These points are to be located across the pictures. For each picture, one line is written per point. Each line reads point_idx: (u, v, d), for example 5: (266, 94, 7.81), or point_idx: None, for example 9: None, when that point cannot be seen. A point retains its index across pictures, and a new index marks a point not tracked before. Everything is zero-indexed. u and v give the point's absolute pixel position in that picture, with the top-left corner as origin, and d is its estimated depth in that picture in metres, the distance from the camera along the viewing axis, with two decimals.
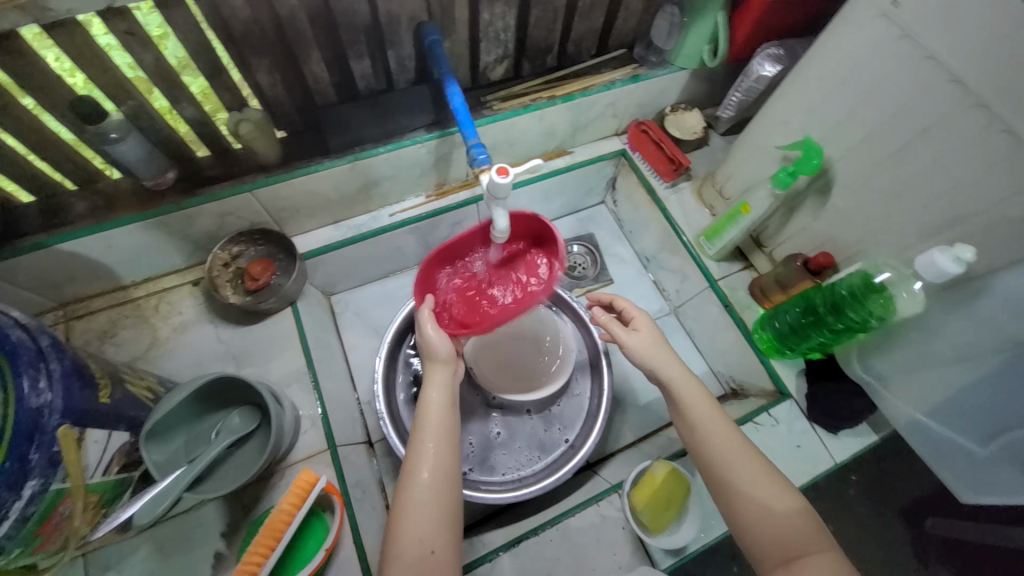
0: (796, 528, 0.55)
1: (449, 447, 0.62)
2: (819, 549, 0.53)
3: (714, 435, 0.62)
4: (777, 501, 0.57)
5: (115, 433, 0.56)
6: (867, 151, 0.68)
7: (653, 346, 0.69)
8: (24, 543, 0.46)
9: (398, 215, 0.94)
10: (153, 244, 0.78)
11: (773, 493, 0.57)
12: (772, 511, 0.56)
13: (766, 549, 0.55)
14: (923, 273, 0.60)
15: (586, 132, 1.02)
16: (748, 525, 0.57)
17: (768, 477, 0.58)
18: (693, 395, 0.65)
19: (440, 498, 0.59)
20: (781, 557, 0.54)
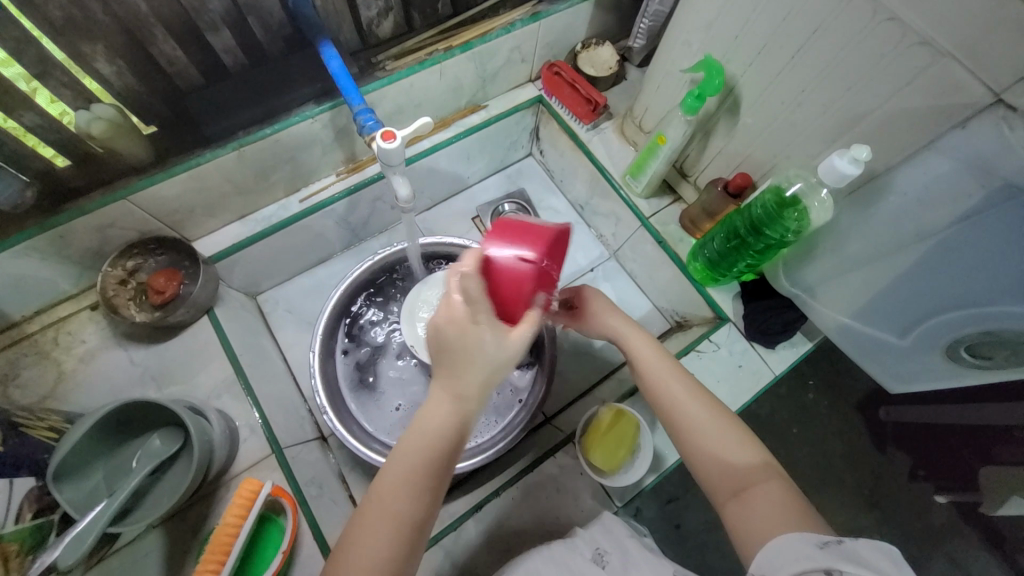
0: (748, 463, 0.54)
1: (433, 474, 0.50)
2: (767, 478, 0.53)
3: (676, 390, 0.61)
4: (734, 445, 0.56)
5: (17, 479, 0.53)
6: (767, 61, 0.66)
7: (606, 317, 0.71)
8: None
9: (308, 200, 0.89)
10: (30, 273, 0.70)
11: (730, 435, 0.57)
12: (727, 452, 0.55)
13: (718, 487, 0.54)
14: (825, 179, 0.60)
15: (497, 82, 0.97)
16: (703, 465, 0.56)
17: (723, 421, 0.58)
18: (651, 355, 0.65)
19: (408, 523, 0.48)
20: (731, 490, 0.53)
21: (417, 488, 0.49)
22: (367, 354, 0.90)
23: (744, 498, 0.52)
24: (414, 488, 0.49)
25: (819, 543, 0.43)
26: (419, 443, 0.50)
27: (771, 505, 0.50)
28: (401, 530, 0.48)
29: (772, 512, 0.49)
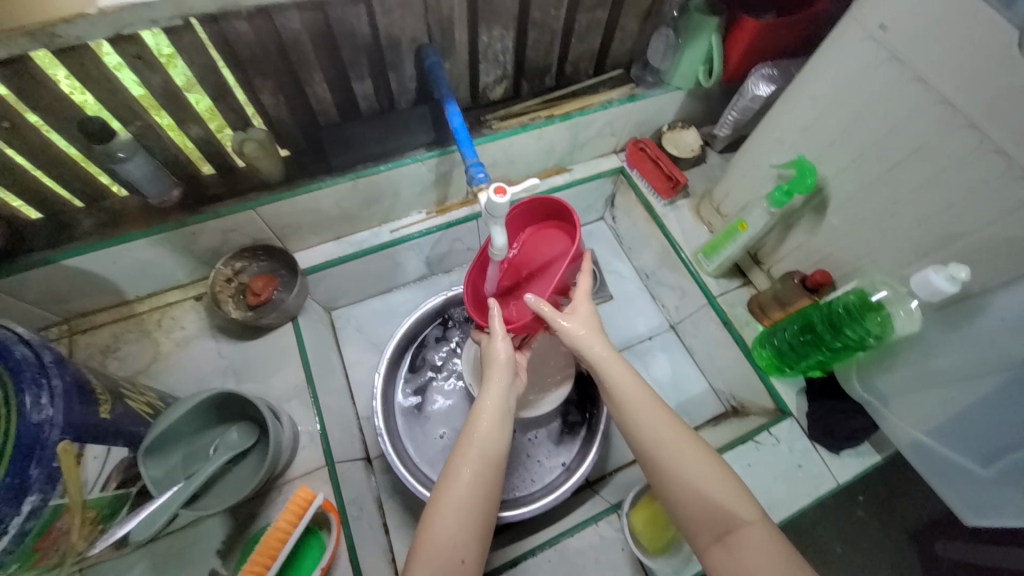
0: (730, 503, 0.54)
1: (490, 460, 0.59)
2: (750, 521, 0.53)
3: (656, 420, 0.60)
4: (712, 480, 0.56)
5: (114, 448, 0.55)
6: (861, 170, 0.69)
7: (588, 330, 0.66)
8: (22, 559, 0.45)
9: (398, 232, 0.96)
10: (157, 261, 0.79)
11: (712, 474, 0.56)
12: (711, 492, 0.55)
13: (701, 530, 0.55)
14: (917, 291, 0.60)
15: (585, 149, 1.04)
16: (680, 503, 0.56)
17: (702, 458, 0.57)
18: (627, 387, 0.62)
19: (475, 506, 0.56)
20: (714, 534, 0.54)
21: (481, 476, 0.58)
22: (426, 379, 0.93)
23: (727, 542, 0.53)
24: (476, 481, 0.57)
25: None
26: (477, 444, 0.59)
27: (759, 552, 0.51)
28: (472, 514, 0.56)
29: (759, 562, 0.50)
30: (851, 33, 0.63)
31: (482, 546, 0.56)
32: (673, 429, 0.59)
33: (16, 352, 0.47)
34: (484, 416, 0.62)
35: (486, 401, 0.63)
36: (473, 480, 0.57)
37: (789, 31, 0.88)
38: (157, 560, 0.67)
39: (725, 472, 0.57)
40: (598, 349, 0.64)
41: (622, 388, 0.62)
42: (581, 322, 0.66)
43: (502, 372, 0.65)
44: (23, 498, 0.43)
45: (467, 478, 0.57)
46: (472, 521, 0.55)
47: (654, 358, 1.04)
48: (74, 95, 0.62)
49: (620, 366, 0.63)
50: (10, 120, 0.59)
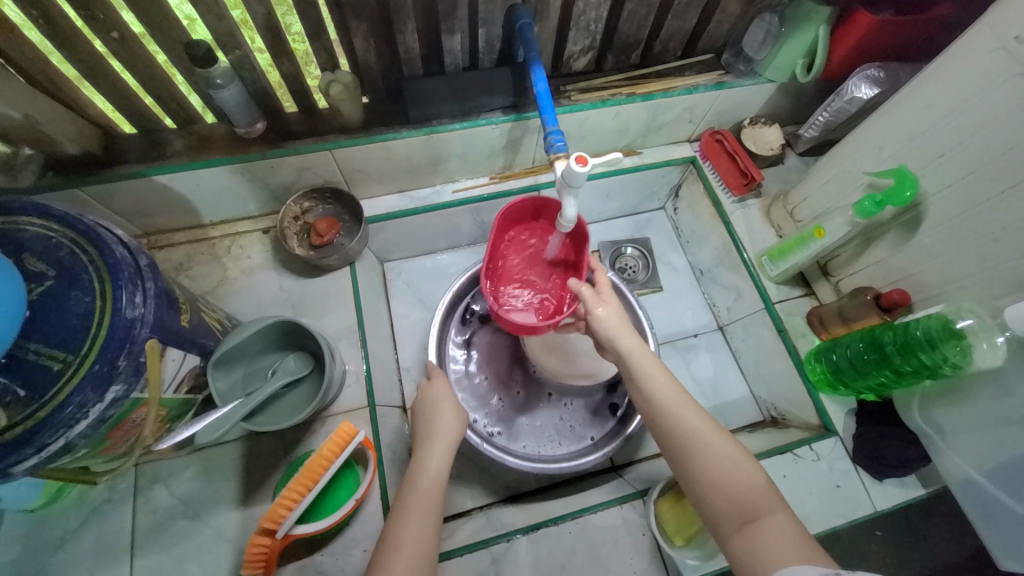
0: (754, 490, 0.54)
1: (431, 522, 0.58)
2: (774, 510, 0.52)
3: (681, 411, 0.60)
4: (733, 465, 0.56)
5: (189, 355, 0.59)
6: (970, 188, 0.64)
7: (618, 321, 0.68)
8: (97, 442, 0.50)
9: (459, 193, 0.96)
10: (235, 189, 0.82)
11: (734, 464, 0.56)
12: (735, 478, 0.55)
13: (723, 518, 0.54)
14: (1011, 323, 0.56)
15: (659, 134, 1.00)
16: (704, 490, 0.56)
17: (727, 446, 0.57)
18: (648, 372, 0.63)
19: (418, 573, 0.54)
20: (736, 522, 0.53)
21: (422, 538, 0.56)
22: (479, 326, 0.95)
23: (748, 529, 0.51)
24: (420, 544, 0.56)
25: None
26: (423, 498, 0.60)
27: (776, 536, 0.50)
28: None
29: (780, 547, 0.48)
30: (979, 43, 0.58)
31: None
32: (699, 418, 0.60)
33: (117, 252, 0.50)
34: (422, 475, 0.62)
35: (430, 461, 0.64)
36: (417, 542, 0.56)
37: (905, 31, 0.82)
38: (208, 466, 0.73)
39: (751, 463, 0.56)
40: (626, 343, 0.66)
41: (649, 377, 0.63)
42: (613, 315, 0.68)
43: (445, 443, 0.67)
44: (108, 386, 0.46)
45: (410, 542, 0.56)
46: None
47: (697, 356, 1.02)
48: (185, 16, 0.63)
49: (647, 355, 0.65)
50: (120, 31, 0.62)
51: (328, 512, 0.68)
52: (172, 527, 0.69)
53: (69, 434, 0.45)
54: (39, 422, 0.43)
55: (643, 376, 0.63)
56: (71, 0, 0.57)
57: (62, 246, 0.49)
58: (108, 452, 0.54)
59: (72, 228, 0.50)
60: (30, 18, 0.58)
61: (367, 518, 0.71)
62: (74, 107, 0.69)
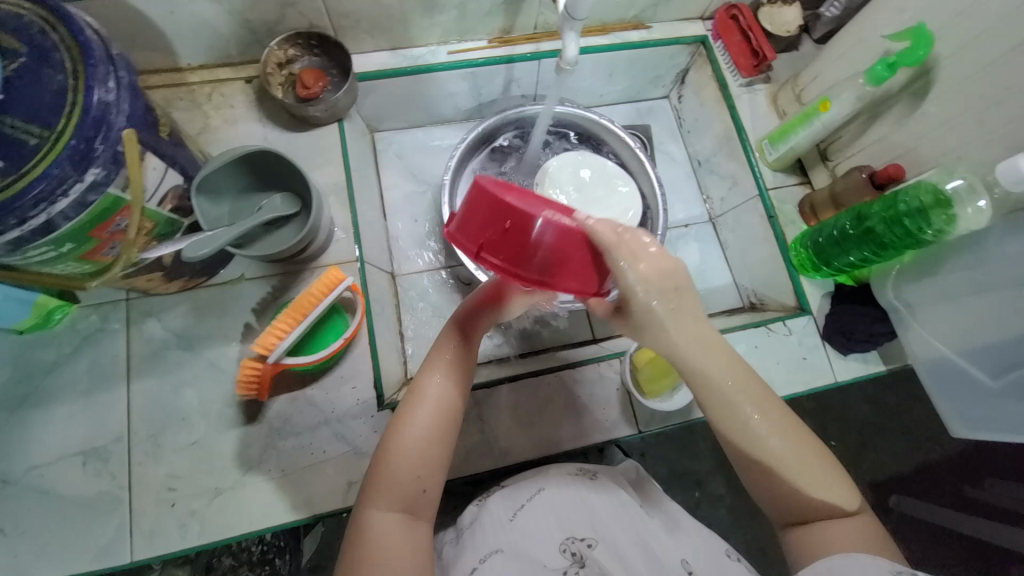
0: (835, 497, 0.51)
1: (459, 380, 0.59)
2: (838, 508, 0.51)
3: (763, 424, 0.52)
4: (818, 475, 0.52)
5: (170, 171, 0.57)
6: (986, 46, 0.61)
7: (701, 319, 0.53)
8: (83, 239, 0.50)
9: (456, 55, 0.91)
10: (213, 24, 0.76)
11: (823, 474, 0.52)
12: (804, 479, 0.52)
13: (784, 512, 0.53)
14: (1000, 179, 0.56)
15: (671, 4, 0.94)
16: (767, 489, 0.53)
17: (814, 456, 0.53)
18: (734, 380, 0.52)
19: (442, 426, 0.57)
20: (797, 516, 0.52)
21: (447, 397, 0.57)
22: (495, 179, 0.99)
23: (811, 525, 0.52)
24: (434, 422, 0.56)
25: (894, 571, 0.46)
26: (452, 356, 0.59)
27: (849, 539, 0.50)
28: (440, 434, 0.56)
29: (850, 546, 0.50)
30: None
31: (445, 468, 0.57)
32: (767, 417, 0.52)
33: (86, 31, 0.46)
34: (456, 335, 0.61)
35: (451, 337, 0.61)
36: (442, 397, 0.57)
37: None
38: (197, 304, 0.74)
39: (831, 465, 0.53)
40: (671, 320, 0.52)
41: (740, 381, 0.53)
42: (685, 311, 0.53)
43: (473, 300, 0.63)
44: (87, 168, 0.45)
45: (433, 398, 0.57)
46: (436, 442, 0.56)
47: (686, 245, 1.03)
48: None
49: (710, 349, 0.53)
50: None
51: (316, 350, 0.71)
52: (167, 356, 0.71)
53: (51, 210, 0.45)
54: (18, 193, 0.42)
55: (709, 379, 0.52)
56: None
57: (31, 22, 0.45)
58: (94, 257, 0.55)
59: (37, 1, 0.46)
60: None
61: (354, 361, 0.73)
62: None
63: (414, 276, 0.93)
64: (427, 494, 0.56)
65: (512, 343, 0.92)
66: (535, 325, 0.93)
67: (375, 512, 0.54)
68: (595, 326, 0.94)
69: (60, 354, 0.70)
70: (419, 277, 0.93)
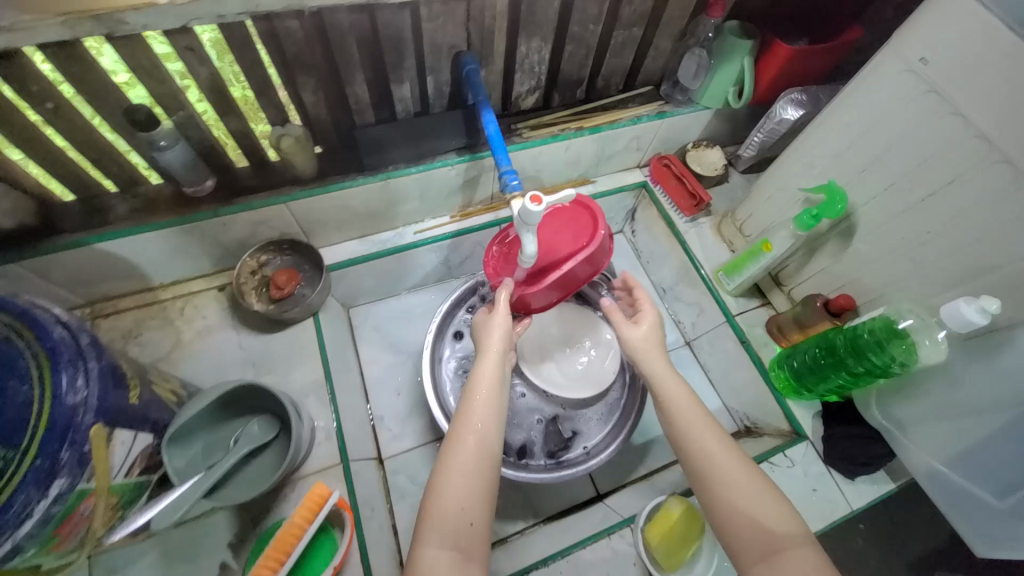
0: (779, 523, 0.53)
1: (492, 426, 0.59)
2: (798, 542, 0.52)
3: (708, 444, 0.59)
4: (758, 497, 0.55)
5: (140, 434, 0.55)
6: (892, 198, 0.69)
7: (649, 343, 0.71)
8: (42, 542, 0.46)
9: (421, 234, 0.96)
10: (187, 249, 0.80)
11: (761, 497, 0.55)
12: (758, 508, 0.55)
13: (745, 547, 0.54)
14: (947, 321, 0.61)
15: (610, 163, 1.04)
16: (727, 515, 0.55)
17: (754, 481, 0.57)
18: (677, 401, 0.63)
19: (485, 469, 0.56)
20: (758, 552, 0.52)
21: (489, 435, 0.59)
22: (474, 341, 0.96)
23: (773, 563, 0.51)
24: (483, 442, 0.58)
25: None
26: (483, 403, 0.60)
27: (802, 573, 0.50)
28: (481, 473, 0.56)
29: None
30: (890, 64, 0.63)
31: (488, 510, 0.55)
32: (723, 446, 0.60)
33: (56, 332, 0.47)
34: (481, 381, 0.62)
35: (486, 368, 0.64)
36: (484, 438, 0.58)
37: (820, 58, 0.89)
38: (167, 550, 0.67)
39: (776, 495, 0.56)
40: (648, 357, 0.69)
41: (676, 399, 0.64)
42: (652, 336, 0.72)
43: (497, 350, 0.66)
44: (51, 481, 0.42)
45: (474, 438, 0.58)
46: (478, 482, 0.55)
47: None
48: (129, 89, 0.62)
49: (669, 378, 0.66)
50: (55, 101, 0.60)
51: None
52: None
53: (15, 536, 0.41)
54: None
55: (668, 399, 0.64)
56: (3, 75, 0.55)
57: None
58: (58, 549, 0.50)
59: (3, 311, 0.46)
60: None
61: None
62: (6, 178, 0.65)
63: (403, 456, 0.89)
64: (474, 530, 0.53)
65: (513, 514, 0.87)
66: (535, 489, 0.89)
67: (429, 551, 0.51)
68: (596, 479, 0.91)
69: None
70: (407, 455, 0.90)
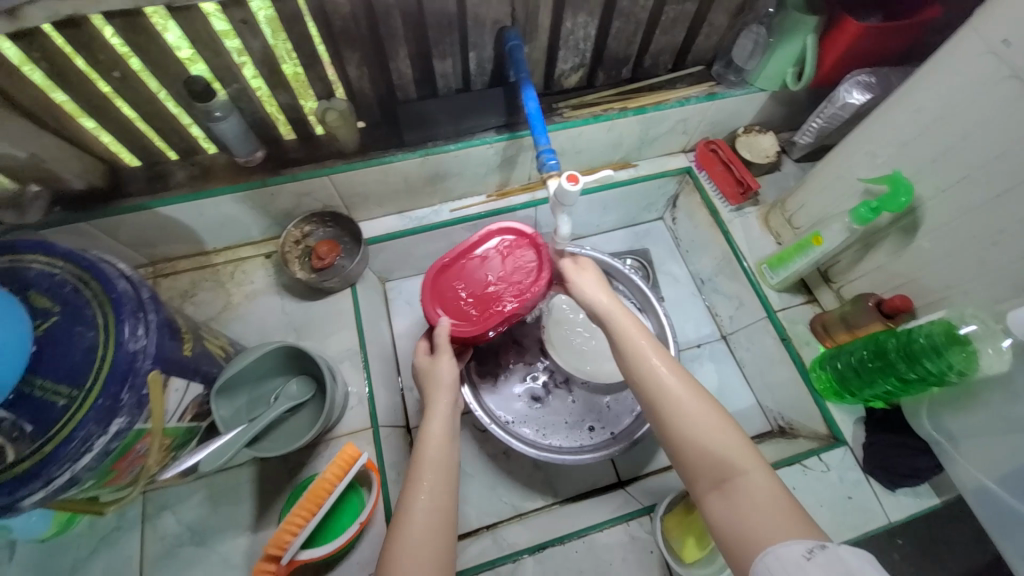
0: (732, 448, 0.52)
1: (444, 480, 0.59)
2: (750, 469, 0.50)
3: (665, 377, 0.57)
4: (716, 427, 0.53)
5: (192, 384, 0.59)
6: (965, 192, 0.63)
7: (596, 287, 0.70)
8: (102, 474, 0.51)
9: (458, 212, 0.97)
10: (238, 218, 0.84)
11: (717, 424, 0.53)
12: (714, 437, 0.52)
13: (700, 474, 0.52)
14: (1014, 329, 0.56)
15: (653, 146, 1.01)
16: (681, 446, 0.53)
17: (715, 413, 0.54)
18: (634, 336, 0.61)
19: (436, 523, 0.56)
20: (713, 479, 0.51)
21: (437, 495, 0.58)
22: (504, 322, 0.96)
23: (726, 491, 0.49)
24: (434, 498, 0.57)
25: (807, 548, 0.42)
26: (429, 466, 0.60)
27: (754, 503, 0.47)
28: (436, 535, 0.55)
29: (759, 509, 0.47)
30: (973, 42, 0.57)
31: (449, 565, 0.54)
32: (682, 381, 0.57)
33: (120, 285, 0.51)
34: (432, 438, 0.63)
35: (432, 422, 0.65)
36: (430, 500, 0.57)
37: (896, 36, 0.81)
38: (214, 492, 0.74)
39: (728, 426, 0.54)
40: (607, 299, 0.68)
41: (631, 338, 0.62)
42: (591, 279, 0.71)
43: (444, 403, 0.68)
44: (111, 420, 0.47)
45: (422, 500, 0.57)
46: (435, 537, 0.55)
47: (701, 366, 1.02)
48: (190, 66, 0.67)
49: (630, 322, 0.63)
50: (123, 71, 0.64)
51: (330, 539, 0.67)
52: (179, 554, 0.69)
53: (75, 467, 0.46)
54: (45, 457, 0.45)
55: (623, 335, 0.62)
56: (75, 43, 0.59)
57: (67, 281, 0.50)
58: (115, 481, 0.55)
59: (78, 263, 0.51)
60: (33, 61, 0.59)
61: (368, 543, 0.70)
62: (80, 143, 0.71)
63: None
64: None
65: (532, 492, 0.88)
66: (555, 470, 0.90)
67: None
68: (618, 466, 0.91)
69: (73, 563, 0.68)
70: None
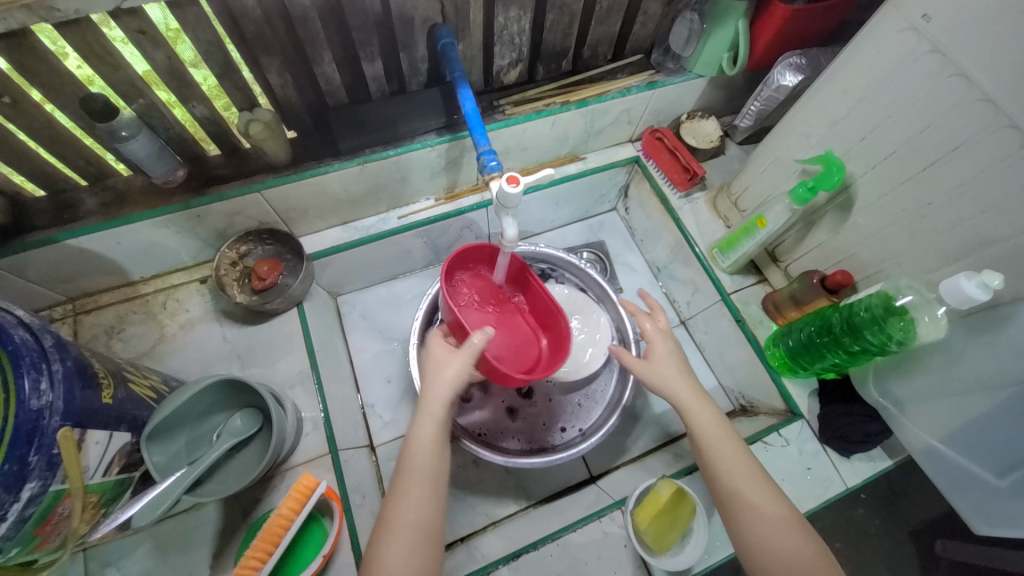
0: (812, 561, 0.51)
1: (429, 487, 0.58)
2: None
3: (744, 475, 0.57)
4: (794, 533, 0.53)
5: (116, 433, 0.54)
6: (893, 167, 0.65)
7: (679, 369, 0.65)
8: (24, 542, 0.46)
9: (406, 218, 0.94)
10: (164, 243, 0.78)
11: (798, 532, 0.53)
12: (792, 546, 0.52)
13: None
14: (947, 297, 0.59)
15: (599, 138, 1.00)
16: (757, 553, 0.53)
17: (790, 518, 0.54)
18: (713, 429, 0.61)
19: (423, 529, 0.55)
20: None
21: (414, 509, 0.56)
22: None
23: None
24: (426, 497, 0.57)
25: None
26: (416, 475, 0.58)
27: None
28: (419, 539, 0.54)
29: None
30: (891, 21, 0.59)
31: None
32: (762, 481, 0.57)
33: (16, 335, 0.45)
34: (421, 437, 0.60)
35: (421, 424, 0.61)
36: (414, 509, 0.56)
37: (823, 17, 0.83)
38: (161, 541, 0.68)
39: (808, 533, 0.54)
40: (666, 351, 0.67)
41: (709, 432, 0.60)
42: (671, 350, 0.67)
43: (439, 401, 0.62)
44: (21, 485, 0.43)
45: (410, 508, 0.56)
46: (423, 537, 0.55)
47: None
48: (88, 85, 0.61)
49: (711, 416, 0.61)
50: (13, 96, 0.57)
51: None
52: None
53: None
54: None
55: (700, 426, 0.61)
56: None
57: None
58: (41, 547, 0.49)
59: None
60: None
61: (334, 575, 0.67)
62: None
63: (395, 443, 0.90)
64: None
65: (505, 498, 0.87)
66: (526, 473, 0.90)
67: None
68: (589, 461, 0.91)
69: None
70: (398, 442, 0.90)
